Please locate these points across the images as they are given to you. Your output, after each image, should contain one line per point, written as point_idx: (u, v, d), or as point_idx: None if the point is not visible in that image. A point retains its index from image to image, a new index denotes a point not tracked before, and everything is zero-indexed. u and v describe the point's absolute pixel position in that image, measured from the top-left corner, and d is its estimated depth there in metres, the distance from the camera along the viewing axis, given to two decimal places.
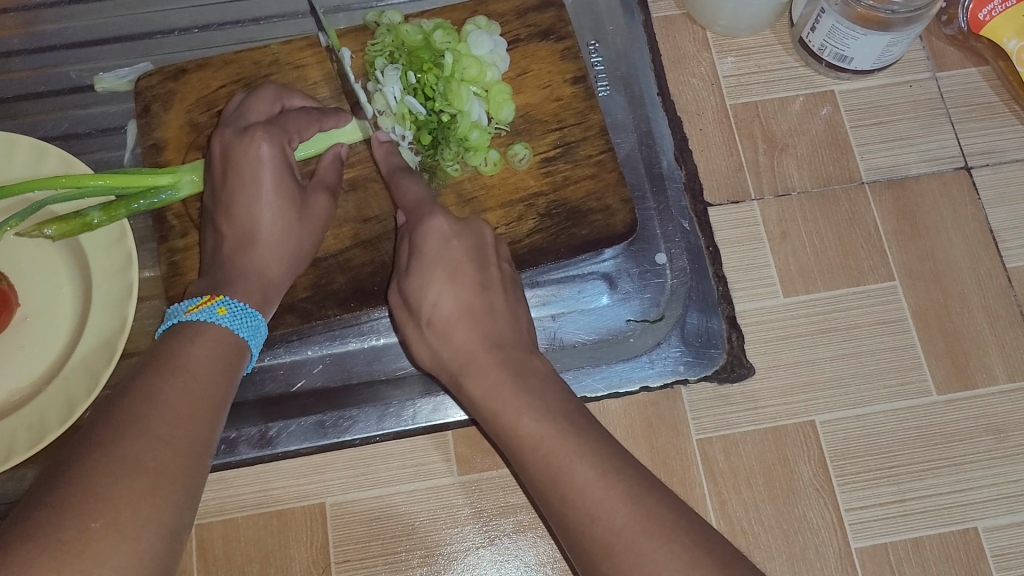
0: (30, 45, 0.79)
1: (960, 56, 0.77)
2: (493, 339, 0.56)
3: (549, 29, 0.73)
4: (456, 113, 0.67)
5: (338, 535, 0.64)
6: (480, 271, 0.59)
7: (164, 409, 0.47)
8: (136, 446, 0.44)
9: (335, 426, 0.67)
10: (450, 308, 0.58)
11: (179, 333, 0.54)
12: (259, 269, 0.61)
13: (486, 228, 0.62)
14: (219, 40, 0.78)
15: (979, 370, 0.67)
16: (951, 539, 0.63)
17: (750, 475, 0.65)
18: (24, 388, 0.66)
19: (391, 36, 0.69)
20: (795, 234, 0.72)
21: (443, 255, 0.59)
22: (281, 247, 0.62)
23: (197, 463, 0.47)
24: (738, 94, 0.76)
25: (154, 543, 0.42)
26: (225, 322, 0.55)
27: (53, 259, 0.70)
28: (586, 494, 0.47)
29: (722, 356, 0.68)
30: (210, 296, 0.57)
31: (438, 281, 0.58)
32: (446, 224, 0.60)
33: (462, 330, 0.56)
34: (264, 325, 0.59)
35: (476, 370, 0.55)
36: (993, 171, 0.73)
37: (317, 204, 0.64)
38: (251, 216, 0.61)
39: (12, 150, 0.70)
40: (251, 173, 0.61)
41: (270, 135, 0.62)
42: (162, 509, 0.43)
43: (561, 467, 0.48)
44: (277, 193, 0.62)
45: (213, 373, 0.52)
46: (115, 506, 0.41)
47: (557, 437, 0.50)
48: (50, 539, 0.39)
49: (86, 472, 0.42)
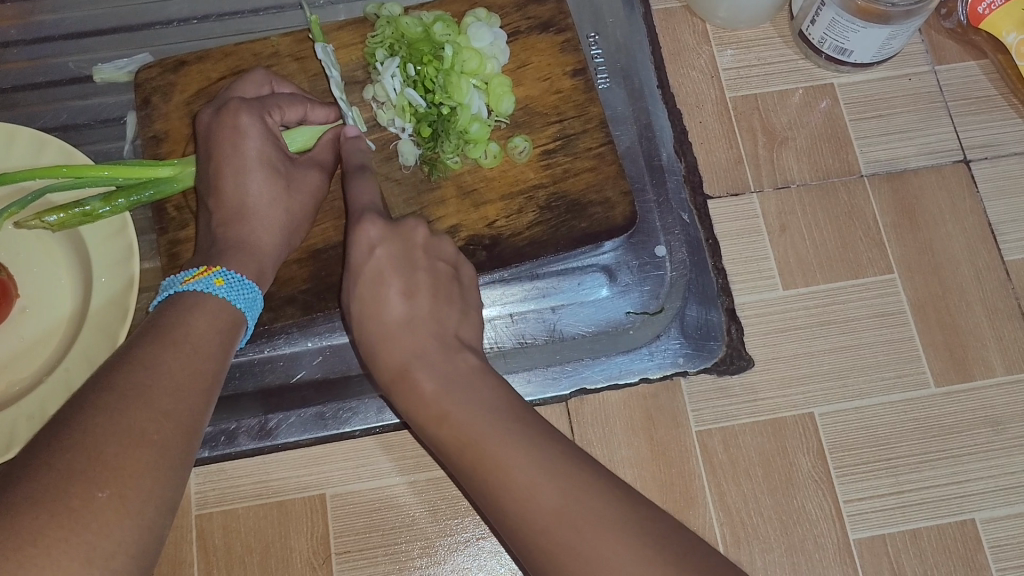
0: (28, 36, 0.78)
1: (959, 49, 0.77)
2: (419, 343, 0.56)
3: (549, 21, 0.73)
4: (456, 105, 0.68)
5: (338, 525, 0.64)
6: (406, 275, 0.59)
7: (166, 381, 0.47)
8: (140, 417, 0.44)
9: (335, 418, 0.67)
10: (381, 317, 0.58)
11: (177, 305, 0.53)
12: (251, 238, 0.60)
13: (420, 228, 0.62)
14: (218, 31, 0.78)
15: (977, 363, 0.68)
16: (948, 530, 0.64)
17: (749, 466, 0.66)
18: (24, 379, 0.66)
19: (391, 28, 0.69)
20: (794, 227, 0.72)
21: (372, 263, 0.60)
22: (275, 221, 0.61)
23: (194, 436, 0.47)
24: (737, 87, 0.77)
25: (154, 516, 0.42)
26: (222, 293, 0.55)
27: (53, 250, 0.70)
28: (531, 501, 0.44)
29: (722, 348, 0.69)
30: (207, 267, 0.57)
31: (371, 292, 0.59)
32: (375, 229, 0.60)
33: (389, 340, 0.57)
34: (259, 296, 0.58)
35: (403, 380, 0.55)
36: (992, 164, 0.74)
37: (307, 180, 0.64)
38: (238, 187, 0.61)
39: (12, 141, 0.70)
40: (233, 145, 0.61)
41: (251, 107, 0.62)
42: (163, 481, 0.43)
43: (503, 475, 0.46)
44: (262, 162, 0.61)
45: (211, 347, 0.52)
46: (121, 478, 0.41)
47: (499, 443, 0.47)
48: (58, 501, 0.39)
49: (91, 438, 0.42)
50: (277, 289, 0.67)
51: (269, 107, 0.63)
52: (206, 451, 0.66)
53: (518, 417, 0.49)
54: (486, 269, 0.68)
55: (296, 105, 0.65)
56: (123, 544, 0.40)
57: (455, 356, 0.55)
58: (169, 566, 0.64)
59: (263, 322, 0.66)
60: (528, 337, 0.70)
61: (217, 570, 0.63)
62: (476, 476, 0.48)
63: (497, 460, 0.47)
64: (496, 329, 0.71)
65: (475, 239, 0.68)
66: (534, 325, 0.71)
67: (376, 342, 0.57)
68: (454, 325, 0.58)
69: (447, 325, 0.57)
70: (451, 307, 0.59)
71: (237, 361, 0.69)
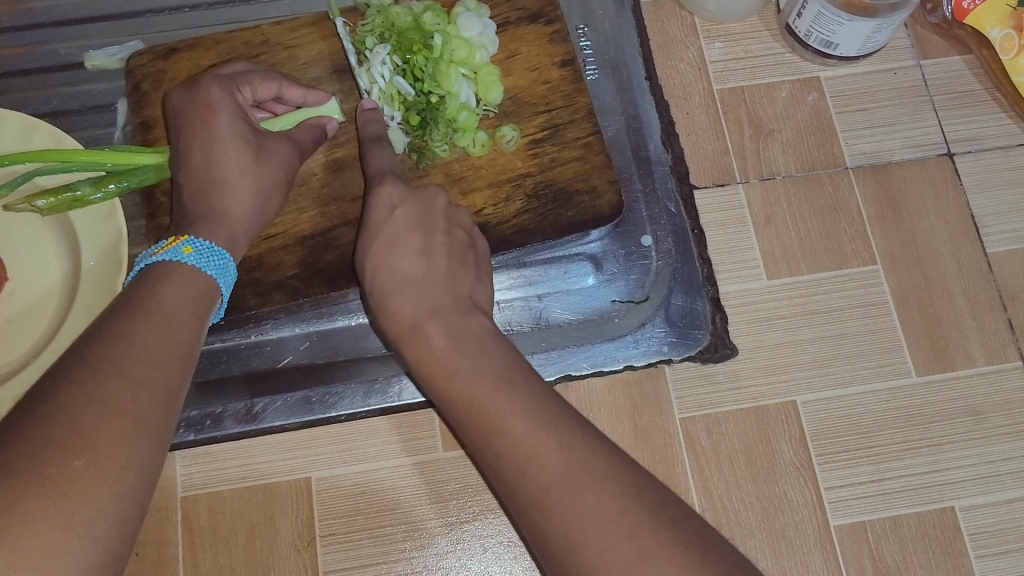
0: (19, 22, 0.79)
1: (944, 45, 0.78)
2: (434, 300, 0.56)
3: (538, 13, 0.74)
4: (445, 94, 0.68)
5: (323, 509, 0.65)
6: (423, 235, 0.60)
7: (140, 350, 0.47)
8: (114, 386, 0.45)
9: (321, 402, 0.67)
10: (396, 274, 0.58)
11: (149, 276, 0.54)
12: (220, 208, 0.60)
13: (439, 197, 0.63)
14: (210, 19, 0.79)
15: (958, 353, 0.68)
16: (928, 518, 0.64)
17: (731, 453, 0.66)
18: (11, 361, 0.66)
19: (382, 17, 0.69)
20: (779, 218, 0.73)
21: (388, 224, 0.60)
22: (250, 191, 0.62)
23: (172, 404, 0.48)
24: (724, 79, 0.77)
25: (133, 484, 0.43)
26: (191, 260, 0.56)
27: (42, 235, 0.70)
28: (521, 456, 0.45)
29: (706, 337, 0.69)
30: (176, 238, 0.57)
31: (386, 249, 0.60)
32: (395, 192, 0.62)
33: (405, 296, 0.57)
34: (231, 264, 0.59)
35: (416, 334, 0.55)
36: (975, 158, 0.74)
37: (278, 151, 0.64)
38: (207, 158, 0.61)
39: (1, 126, 0.70)
40: (204, 119, 0.61)
41: (220, 83, 0.63)
42: (141, 448, 0.44)
43: (493, 424, 0.47)
44: (232, 135, 0.61)
45: (185, 315, 0.52)
46: (98, 448, 0.42)
47: (495, 393, 0.48)
48: (34, 473, 0.39)
49: (66, 410, 0.42)
50: (264, 275, 0.68)
51: (239, 82, 0.64)
52: (191, 435, 0.66)
53: (509, 368, 0.50)
54: None
55: (270, 81, 0.66)
56: (102, 511, 0.41)
57: (469, 316, 0.55)
58: (154, 548, 0.64)
59: (250, 307, 0.67)
60: (515, 324, 0.71)
61: (203, 551, 0.64)
62: (472, 426, 0.48)
63: (489, 410, 0.48)
64: None
65: None
66: (521, 313, 0.71)
67: (388, 296, 0.58)
68: (469, 286, 0.58)
69: (462, 286, 0.58)
70: (467, 271, 0.59)
71: (223, 346, 0.70)
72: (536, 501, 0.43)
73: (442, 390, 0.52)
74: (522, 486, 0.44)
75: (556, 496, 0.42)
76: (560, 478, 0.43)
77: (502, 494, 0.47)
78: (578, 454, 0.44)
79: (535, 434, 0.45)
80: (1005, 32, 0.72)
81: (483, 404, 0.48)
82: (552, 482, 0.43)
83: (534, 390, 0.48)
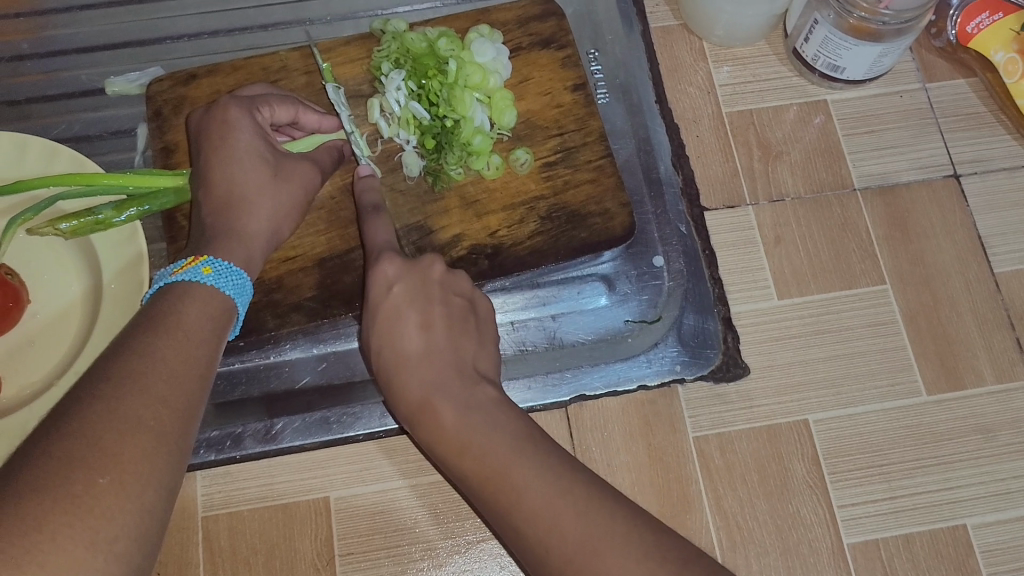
0: (40, 49, 0.80)
1: (949, 68, 0.79)
2: (436, 376, 0.56)
3: (550, 38, 0.75)
4: (459, 118, 0.69)
5: (341, 528, 0.66)
6: (422, 308, 0.60)
7: (161, 369, 0.48)
8: (136, 405, 0.46)
9: (338, 423, 0.68)
10: (398, 351, 0.58)
11: (168, 296, 0.55)
12: (238, 225, 0.61)
13: (435, 264, 0.62)
14: (228, 46, 0.80)
15: (967, 372, 0.69)
16: (940, 536, 0.65)
17: (744, 471, 0.67)
18: (34, 383, 0.67)
19: (397, 43, 0.71)
20: (789, 238, 0.74)
21: (388, 300, 0.60)
22: (268, 208, 0.63)
23: (191, 424, 0.48)
24: (732, 103, 0.79)
25: (154, 502, 0.44)
26: (210, 280, 0.57)
27: (63, 258, 0.71)
28: (537, 516, 0.46)
29: (718, 356, 0.70)
30: (195, 258, 0.58)
31: (387, 329, 0.59)
32: (392, 268, 0.61)
33: (409, 375, 0.57)
34: (248, 283, 0.60)
35: (424, 414, 0.55)
36: (981, 179, 0.76)
37: (295, 171, 0.65)
38: (225, 175, 0.62)
39: (23, 151, 0.71)
40: (223, 137, 0.63)
41: (240, 103, 0.64)
42: (162, 466, 0.45)
43: (512, 491, 0.48)
44: (251, 153, 0.63)
45: (203, 334, 0.53)
46: (120, 466, 0.43)
47: (509, 462, 0.49)
48: (61, 489, 0.40)
49: (89, 429, 0.43)
50: (283, 297, 0.69)
51: (258, 103, 0.65)
52: (212, 455, 0.67)
53: (522, 436, 0.51)
54: (488, 278, 0.69)
55: (287, 104, 0.67)
56: (125, 527, 0.42)
57: (473, 388, 0.55)
58: (174, 567, 0.65)
59: (269, 328, 0.68)
60: (528, 344, 0.72)
61: (223, 570, 0.64)
62: (488, 496, 0.50)
63: (506, 482, 0.49)
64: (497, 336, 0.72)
65: (477, 249, 0.70)
66: (535, 333, 0.72)
67: (394, 376, 0.58)
68: (471, 356, 0.58)
69: (465, 358, 0.58)
70: (468, 341, 0.59)
71: (243, 367, 0.71)
72: (557, 565, 0.45)
73: (455, 463, 0.53)
74: (544, 557, 0.45)
75: (579, 562, 0.43)
76: (580, 545, 0.44)
77: (523, 562, 0.48)
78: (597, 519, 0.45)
79: (552, 505, 0.46)
80: (1009, 56, 0.74)
81: (498, 475, 0.49)
82: (576, 549, 0.44)
83: (547, 456, 0.49)
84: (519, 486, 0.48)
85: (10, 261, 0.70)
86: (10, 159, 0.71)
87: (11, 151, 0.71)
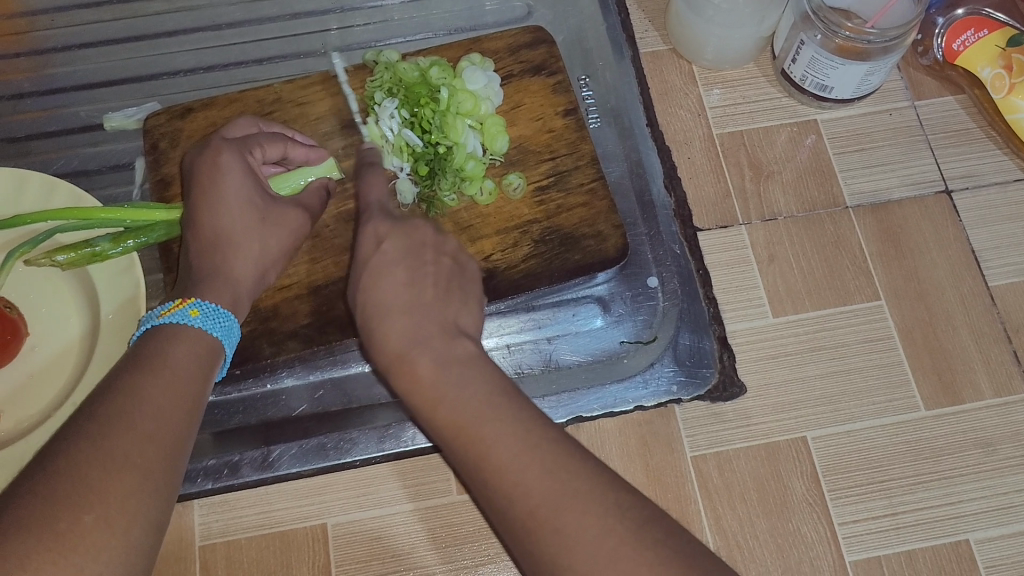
0: (41, 87, 0.82)
1: (937, 85, 0.80)
2: (420, 328, 0.56)
3: (541, 65, 0.76)
4: (452, 145, 0.71)
5: (340, 554, 0.65)
6: (412, 265, 0.60)
7: (149, 406, 0.49)
8: (123, 443, 0.46)
9: (335, 448, 0.68)
10: (381, 305, 0.58)
11: (157, 336, 0.55)
12: (225, 267, 0.62)
13: (427, 227, 0.64)
14: (224, 79, 0.81)
15: (965, 386, 0.69)
16: (943, 551, 0.64)
17: (744, 491, 0.66)
18: (33, 416, 0.68)
19: (390, 73, 0.72)
20: (782, 256, 0.74)
21: (379, 254, 0.62)
22: (255, 251, 0.63)
23: (180, 458, 0.49)
24: (723, 124, 0.79)
25: (141, 538, 0.44)
26: (198, 322, 0.57)
27: (60, 292, 0.72)
28: (504, 470, 0.47)
29: (714, 375, 0.70)
30: (183, 300, 0.58)
31: (372, 277, 0.60)
32: (385, 226, 0.64)
33: (390, 324, 0.57)
34: (235, 323, 0.60)
35: (403, 363, 0.55)
36: (973, 195, 0.76)
37: (283, 215, 0.66)
38: (214, 218, 0.63)
39: (23, 187, 0.72)
40: (211, 179, 0.63)
41: (230, 146, 0.64)
42: (150, 502, 0.45)
43: (480, 446, 0.48)
44: (239, 197, 0.63)
45: (192, 371, 0.54)
46: (106, 504, 0.43)
47: (478, 414, 0.50)
48: (44, 528, 0.41)
49: (75, 468, 0.44)
50: (280, 324, 0.69)
51: (249, 145, 0.66)
52: (209, 484, 0.67)
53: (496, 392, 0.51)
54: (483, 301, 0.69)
55: (276, 141, 0.68)
56: (110, 565, 0.42)
57: (452, 343, 0.55)
58: None
59: (266, 355, 0.68)
60: (525, 367, 0.72)
61: None
62: (457, 446, 0.50)
63: (474, 431, 0.49)
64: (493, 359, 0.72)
65: None
66: (531, 356, 0.72)
67: (377, 327, 0.58)
68: (455, 313, 0.58)
69: (449, 314, 0.58)
70: (455, 298, 0.59)
71: (241, 396, 0.71)
72: (526, 522, 0.45)
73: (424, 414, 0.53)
74: (508, 509, 0.46)
75: (545, 517, 0.44)
76: (545, 504, 0.45)
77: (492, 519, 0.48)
78: (566, 479, 0.45)
79: (520, 459, 0.46)
80: (995, 72, 0.75)
81: (470, 432, 0.49)
82: (546, 505, 0.44)
83: (518, 412, 0.49)
84: (488, 447, 0.48)
85: (10, 296, 0.71)
86: (9, 194, 0.72)
87: (11, 186, 0.72)
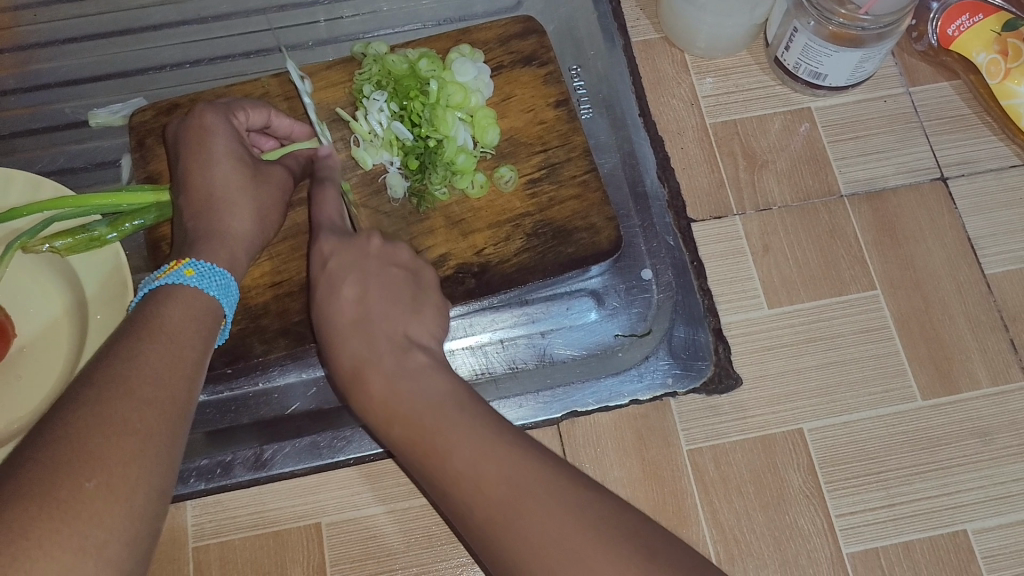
0: (25, 83, 0.81)
1: (932, 71, 0.79)
2: (369, 347, 0.57)
3: (531, 55, 0.75)
4: (442, 138, 0.70)
5: (333, 554, 0.65)
6: (360, 277, 0.61)
7: (146, 370, 0.48)
8: (123, 407, 0.46)
9: (329, 447, 0.67)
10: (333, 323, 0.60)
11: (152, 299, 0.55)
12: (220, 226, 0.61)
13: (373, 239, 0.64)
14: (210, 74, 0.80)
15: (962, 376, 0.69)
16: (941, 542, 0.64)
17: (740, 483, 0.66)
18: (23, 417, 0.67)
19: (378, 66, 0.71)
20: (777, 247, 0.73)
21: (327, 271, 0.62)
22: (251, 207, 0.63)
23: (180, 424, 0.48)
24: (716, 113, 0.79)
25: (144, 504, 0.44)
26: (194, 282, 0.57)
27: (49, 291, 0.71)
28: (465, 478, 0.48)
29: (710, 367, 0.69)
30: (178, 261, 0.58)
31: (325, 294, 0.61)
32: (331, 241, 0.63)
33: (341, 339, 0.59)
34: (232, 281, 0.60)
35: (354, 381, 0.57)
36: (968, 181, 0.75)
37: (274, 173, 0.65)
38: (206, 178, 0.62)
39: (8, 184, 0.71)
40: (202, 139, 0.63)
41: (217, 108, 0.65)
42: (151, 466, 0.45)
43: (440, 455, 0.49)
44: (228, 154, 0.63)
45: (189, 335, 0.53)
46: (108, 468, 0.43)
47: (444, 430, 0.50)
48: (45, 496, 0.40)
49: (74, 434, 0.43)
50: (270, 322, 0.68)
51: (233, 107, 0.66)
52: (202, 484, 0.66)
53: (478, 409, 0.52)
54: (476, 296, 0.69)
55: (260, 108, 0.68)
56: (115, 533, 0.42)
57: (404, 355, 0.56)
58: None
59: (256, 354, 0.67)
60: (519, 362, 0.71)
61: None
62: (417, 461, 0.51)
63: (439, 446, 0.50)
64: (487, 354, 0.72)
65: (464, 268, 0.70)
66: (525, 351, 0.72)
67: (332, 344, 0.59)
68: (404, 323, 0.59)
69: (398, 326, 0.59)
70: (400, 309, 0.60)
71: (232, 395, 0.71)
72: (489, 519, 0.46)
73: (386, 432, 0.54)
74: (473, 514, 0.47)
75: (514, 521, 0.45)
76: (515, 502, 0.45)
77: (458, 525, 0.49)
78: (530, 490, 0.46)
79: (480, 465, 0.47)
80: (991, 57, 0.74)
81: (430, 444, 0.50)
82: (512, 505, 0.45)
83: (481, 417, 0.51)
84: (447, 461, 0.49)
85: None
86: None
87: None
